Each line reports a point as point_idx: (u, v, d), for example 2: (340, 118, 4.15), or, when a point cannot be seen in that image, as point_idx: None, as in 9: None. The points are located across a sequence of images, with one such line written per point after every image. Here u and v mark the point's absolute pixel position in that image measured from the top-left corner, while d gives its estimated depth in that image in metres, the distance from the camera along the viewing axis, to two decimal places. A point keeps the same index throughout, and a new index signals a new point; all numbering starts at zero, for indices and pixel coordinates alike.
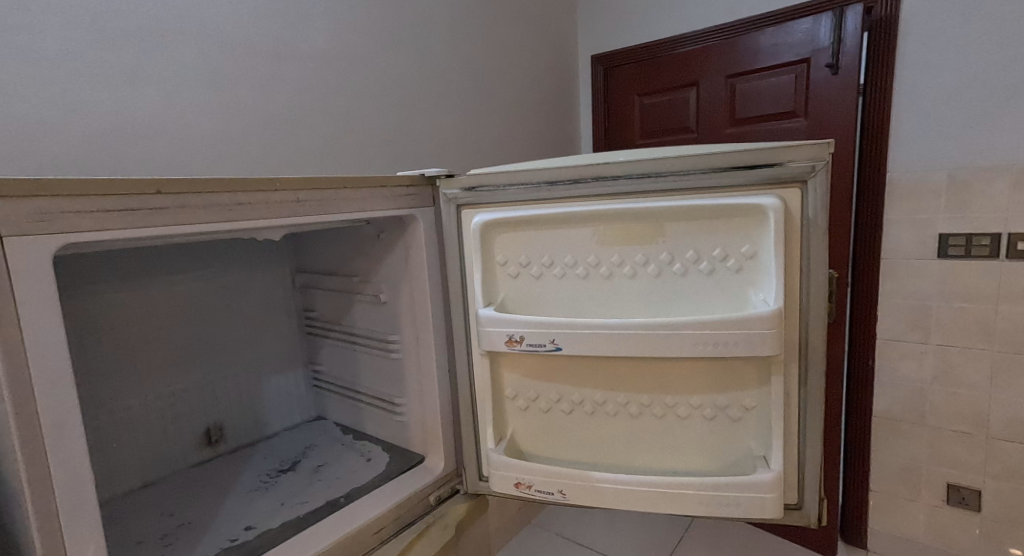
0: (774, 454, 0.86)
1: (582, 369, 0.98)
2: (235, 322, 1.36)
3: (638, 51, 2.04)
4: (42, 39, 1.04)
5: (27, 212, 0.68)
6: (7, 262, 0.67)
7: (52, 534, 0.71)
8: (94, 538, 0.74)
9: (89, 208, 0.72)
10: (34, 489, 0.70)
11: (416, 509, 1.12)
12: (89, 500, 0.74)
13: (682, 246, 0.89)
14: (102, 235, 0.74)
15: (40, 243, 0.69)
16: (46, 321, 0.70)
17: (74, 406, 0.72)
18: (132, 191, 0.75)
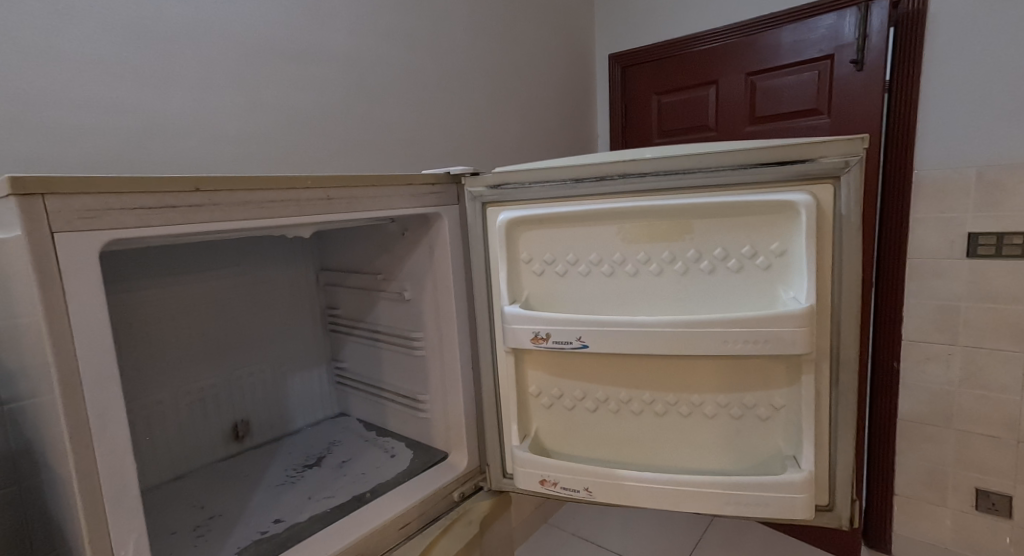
0: (805, 455, 0.85)
1: (608, 368, 0.97)
2: (262, 319, 1.38)
3: (659, 48, 2.03)
4: (78, 43, 1.07)
5: (76, 208, 0.70)
6: (57, 257, 0.69)
7: (97, 521, 0.73)
8: (137, 526, 0.76)
9: (133, 205, 0.74)
10: (80, 478, 0.72)
11: (440, 505, 1.13)
12: (131, 489, 0.75)
13: (710, 244, 0.88)
14: (145, 231, 0.76)
15: (88, 239, 0.71)
16: (92, 314, 0.72)
17: (117, 399, 0.74)
18: (172, 188, 0.77)
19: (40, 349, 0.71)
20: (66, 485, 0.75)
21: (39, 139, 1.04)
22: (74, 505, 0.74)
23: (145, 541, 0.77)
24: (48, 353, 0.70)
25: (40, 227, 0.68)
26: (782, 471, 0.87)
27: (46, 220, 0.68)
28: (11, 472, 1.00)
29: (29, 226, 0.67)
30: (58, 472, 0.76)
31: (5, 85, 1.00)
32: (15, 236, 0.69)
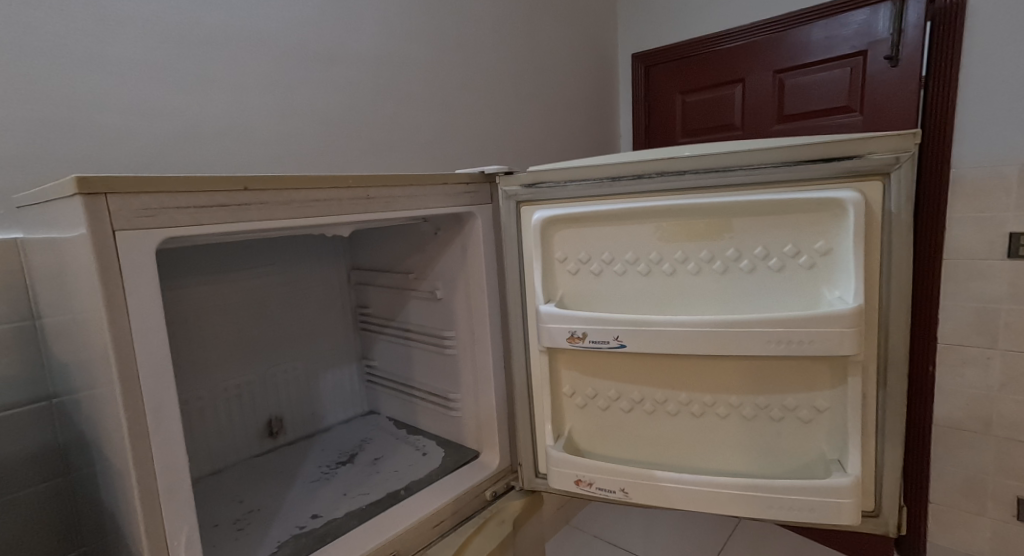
0: (851, 458, 0.83)
1: (644, 368, 0.97)
2: (296, 317, 1.40)
3: (689, 46, 2.01)
4: (124, 48, 1.10)
5: (134, 207, 0.72)
6: (118, 255, 0.71)
7: (153, 511, 0.75)
8: (189, 517, 0.78)
9: (186, 204, 0.76)
10: (139, 468, 0.74)
11: (472, 504, 1.13)
12: (183, 481, 0.77)
13: (751, 242, 0.87)
14: (198, 230, 0.78)
15: (145, 236, 0.73)
16: (147, 312, 0.74)
17: (172, 392, 0.76)
18: (222, 188, 0.79)
19: (101, 343, 0.73)
20: (123, 475, 0.77)
21: (83, 140, 1.06)
22: (131, 494, 0.76)
23: (196, 532, 0.79)
24: (109, 347, 0.72)
25: (102, 225, 0.70)
26: (826, 475, 0.85)
27: (108, 219, 0.70)
28: (61, 463, 1.05)
29: (92, 225, 0.69)
30: (115, 462, 0.78)
31: (54, 89, 1.03)
32: (79, 235, 0.71)
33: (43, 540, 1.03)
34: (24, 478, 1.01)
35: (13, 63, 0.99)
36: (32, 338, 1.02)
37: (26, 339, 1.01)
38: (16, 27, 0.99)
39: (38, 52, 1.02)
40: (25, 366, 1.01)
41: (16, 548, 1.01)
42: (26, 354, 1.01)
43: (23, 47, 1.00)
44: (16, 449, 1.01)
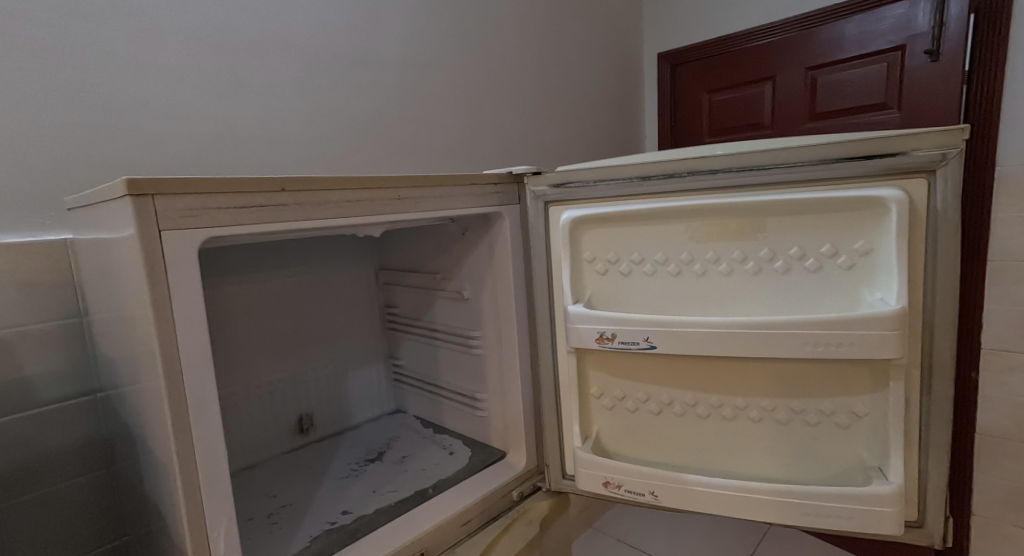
0: (892, 466, 0.81)
1: (673, 370, 0.95)
2: (326, 316, 1.42)
3: (719, 44, 1.98)
4: (166, 55, 1.12)
5: (178, 208, 0.74)
6: (164, 254, 0.73)
7: (195, 503, 0.76)
8: (227, 510, 0.79)
9: (227, 204, 0.78)
10: (181, 460, 0.75)
11: (499, 504, 1.13)
12: (223, 474, 0.79)
13: (786, 243, 0.85)
14: (237, 230, 0.79)
15: (188, 236, 0.75)
16: (190, 312, 0.75)
17: (212, 387, 0.77)
18: (260, 189, 0.80)
19: (146, 339, 0.75)
20: (166, 467, 0.79)
21: (127, 144, 1.09)
22: (174, 486, 0.78)
23: (234, 525, 0.80)
24: (154, 342, 0.74)
25: (149, 225, 0.72)
26: (866, 482, 0.83)
27: (154, 219, 0.72)
28: (106, 455, 1.08)
29: (140, 225, 0.71)
30: (159, 455, 0.80)
31: (101, 96, 1.06)
32: (126, 235, 0.73)
33: (90, 529, 1.07)
34: (71, 469, 1.05)
35: (63, 71, 1.02)
36: (79, 335, 1.05)
37: (73, 336, 1.04)
38: (63, 33, 1.02)
39: (85, 59, 1.04)
40: (73, 360, 1.04)
41: (63, 537, 1.04)
42: (73, 350, 1.04)
43: (70, 55, 1.03)
44: (63, 441, 1.04)
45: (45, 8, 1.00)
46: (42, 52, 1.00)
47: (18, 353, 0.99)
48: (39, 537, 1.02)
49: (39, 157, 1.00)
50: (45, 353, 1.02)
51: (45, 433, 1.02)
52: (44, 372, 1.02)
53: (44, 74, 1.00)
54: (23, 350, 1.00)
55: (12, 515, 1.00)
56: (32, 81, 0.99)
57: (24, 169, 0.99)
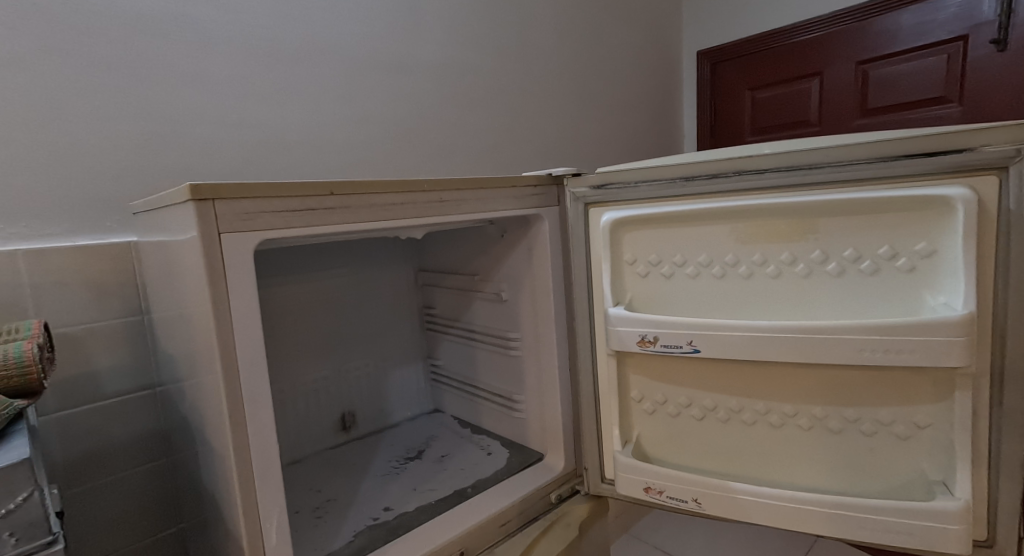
0: (959, 481, 0.77)
1: (718, 375, 0.93)
2: (367, 317, 1.44)
3: (762, 40, 1.95)
4: (220, 65, 1.15)
5: (235, 212, 0.76)
6: (222, 254, 0.75)
7: (249, 495, 0.78)
8: (279, 502, 0.81)
9: (280, 208, 0.80)
10: (237, 452, 0.77)
11: (537, 506, 1.13)
12: (274, 468, 0.80)
13: (839, 244, 0.82)
14: (288, 233, 0.81)
15: (244, 239, 0.77)
16: (245, 312, 0.77)
17: (265, 383, 0.79)
18: (311, 192, 0.82)
19: (204, 336, 0.78)
20: (222, 460, 0.81)
21: (185, 151, 1.12)
22: (229, 478, 0.79)
23: (285, 517, 0.82)
24: (212, 339, 0.76)
25: (209, 227, 0.74)
26: (930, 497, 0.79)
27: (214, 222, 0.74)
28: (162, 446, 1.12)
29: (202, 228, 0.73)
30: (215, 447, 0.83)
31: (162, 105, 1.09)
32: (189, 237, 0.76)
33: (148, 518, 1.11)
34: (131, 458, 1.09)
35: (127, 81, 1.05)
36: (139, 331, 1.09)
37: (134, 332, 1.08)
38: (130, 49, 1.06)
39: (150, 74, 1.08)
40: (133, 356, 1.08)
41: (123, 524, 1.08)
42: (134, 345, 1.08)
43: (134, 67, 1.06)
44: (123, 432, 1.08)
45: (115, 26, 1.04)
46: (111, 68, 1.04)
47: (86, 348, 1.03)
48: (100, 523, 1.06)
49: (104, 163, 1.04)
50: (111, 349, 1.06)
51: (109, 424, 1.06)
52: (110, 367, 1.06)
53: (113, 88, 1.04)
54: (90, 345, 1.04)
55: (77, 503, 1.03)
56: (102, 96, 1.03)
57: (90, 174, 1.03)
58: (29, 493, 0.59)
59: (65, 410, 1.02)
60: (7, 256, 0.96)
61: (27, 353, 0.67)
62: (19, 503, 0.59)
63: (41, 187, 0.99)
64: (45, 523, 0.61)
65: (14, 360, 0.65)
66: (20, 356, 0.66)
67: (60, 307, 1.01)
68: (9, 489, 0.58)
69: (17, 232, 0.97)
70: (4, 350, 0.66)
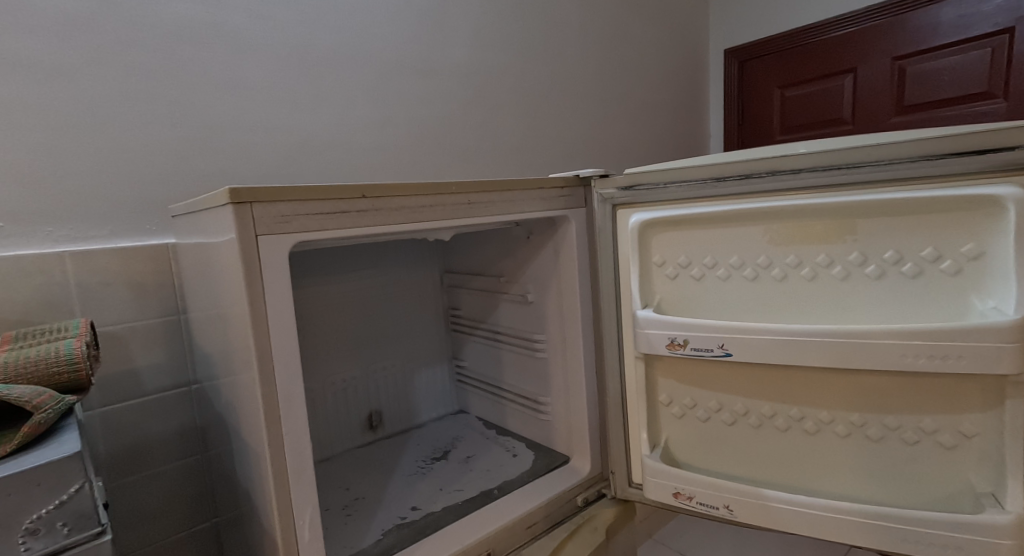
0: (1009, 493, 0.72)
1: (750, 379, 0.91)
2: (394, 318, 1.45)
3: (794, 37, 1.91)
4: (253, 70, 1.17)
5: (272, 215, 0.76)
6: (259, 257, 0.75)
7: (284, 492, 0.79)
8: (312, 500, 0.82)
9: (315, 211, 0.80)
10: (272, 450, 0.78)
11: (564, 509, 1.12)
12: (308, 466, 0.81)
13: (879, 245, 0.80)
14: (322, 236, 0.81)
15: (280, 242, 0.77)
16: (282, 314, 0.78)
17: (299, 383, 0.80)
18: (344, 195, 0.82)
19: (241, 336, 0.79)
20: (257, 457, 0.82)
21: (221, 155, 1.14)
22: (264, 475, 0.80)
23: (317, 514, 0.83)
24: (248, 338, 0.77)
25: (248, 230, 0.75)
26: (979, 510, 0.75)
27: (252, 224, 0.75)
28: (198, 441, 1.14)
29: (240, 230, 0.74)
30: (251, 445, 0.84)
31: (199, 110, 1.11)
32: (227, 240, 0.77)
33: (184, 512, 1.13)
34: (168, 454, 1.11)
35: (166, 86, 1.07)
36: (177, 330, 1.11)
37: (172, 331, 1.10)
38: (172, 56, 1.08)
39: (190, 81, 1.10)
40: (170, 355, 1.10)
41: (161, 517, 1.10)
42: (172, 344, 1.10)
43: (172, 73, 1.08)
44: (161, 428, 1.10)
45: (155, 33, 1.06)
46: (152, 75, 1.06)
47: (128, 347, 1.06)
48: (140, 516, 1.08)
49: (143, 167, 1.06)
50: (150, 346, 1.08)
51: (148, 420, 1.08)
52: (150, 364, 1.08)
53: (154, 95, 1.06)
54: (131, 344, 1.06)
55: (118, 496, 1.06)
56: (143, 101, 1.05)
57: (132, 177, 1.05)
58: (80, 484, 0.57)
59: (108, 406, 1.04)
60: (54, 257, 0.99)
61: (77, 351, 0.68)
62: (71, 495, 0.57)
63: (85, 190, 1.01)
64: (96, 514, 0.59)
65: (64, 358, 0.67)
66: (70, 354, 0.67)
67: (103, 306, 1.03)
68: (59, 481, 0.56)
69: (63, 234, 1.00)
70: (54, 348, 0.68)
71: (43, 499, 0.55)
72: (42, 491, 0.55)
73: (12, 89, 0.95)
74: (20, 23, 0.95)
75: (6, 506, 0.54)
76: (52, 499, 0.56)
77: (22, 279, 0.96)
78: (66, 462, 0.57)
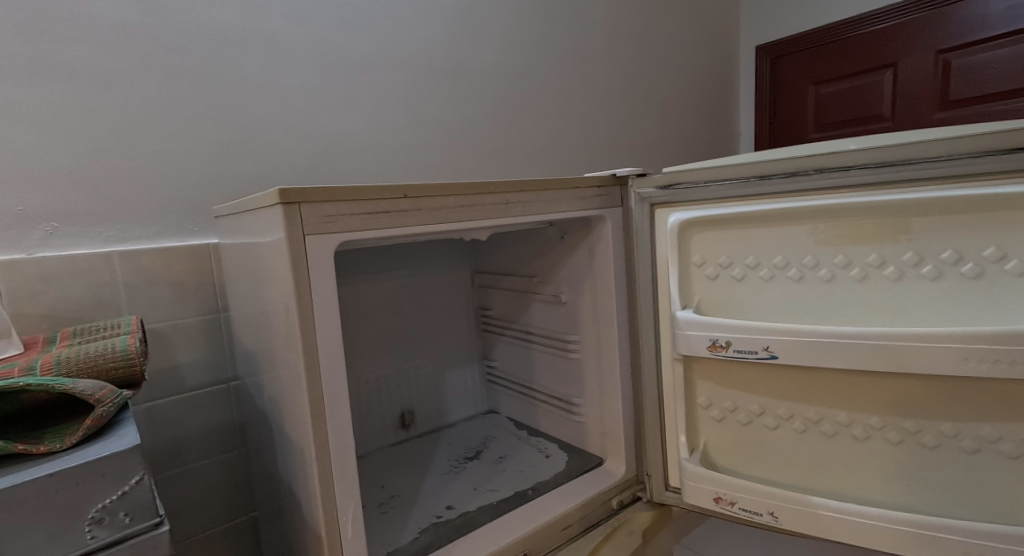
0: None
1: (794, 383, 0.89)
2: (427, 317, 1.46)
3: (831, 32, 1.87)
4: (287, 75, 1.18)
5: (318, 215, 0.77)
6: (306, 256, 0.76)
7: (328, 488, 0.80)
8: (355, 496, 0.82)
9: (358, 211, 0.81)
10: (316, 446, 0.78)
11: (599, 512, 1.11)
12: (351, 462, 0.82)
13: (936, 245, 0.77)
14: (366, 235, 0.82)
15: (326, 241, 0.78)
16: (326, 312, 0.78)
17: (342, 380, 0.80)
18: (387, 195, 0.83)
19: (286, 334, 0.80)
20: (301, 453, 0.82)
21: (259, 159, 1.15)
22: (309, 471, 0.81)
23: (360, 511, 0.83)
24: (294, 335, 0.78)
25: (295, 230, 0.75)
26: None
27: (299, 224, 0.76)
28: (238, 437, 1.16)
29: (289, 230, 0.75)
30: (294, 441, 0.85)
31: (239, 113, 1.13)
32: (273, 240, 0.78)
33: (223, 506, 1.15)
34: (210, 449, 1.13)
35: (208, 91, 1.10)
36: (217, 329, 1.13)
37: (213, 330, 1.13)
38: (216, 63, 1.10)
39: (230, 86, 1.12)
40: (212, 353, 1.13)
41: (201, 510, 1.12)
42: (213, 342, 1.13)
43: (213, 78, 1.10)
44: (202, 424, 1.12)
45: (196, 40, 1.08)
46: (194, 80, 1.08)
47: (172, 345, 1.08)
48: (182, 508, 1.10)
49: (188, 170, 1.09)
50: (193, 344, 1.11)
51: (190, 415, 1.11)
52: (193, 362, 1.11)
53: (197, 101, 1.09)
54: (175, 342, 1.09)
55: (161, 488, 1.08)
56: (186, 105, 1.08)
57: (175, 180, 1.08)
58: (140, 476, 0.58)
59: (153, 402, 1.07)
60: (103, 257, 1.01)
61: (132, 347, 0.69)
62: (132, 486, 0.58)
63: (133, 192, 1.04)
64: (154, 505, 0.60)
65: (120, 354, 0.68)
66: (125, 350, 0.69)
67: (149, 305, 1.06)
68: (121, 472, 0.57)
69: (112, 235, 1.03)
70: (111, 344, 0.69)
71: (107, 490, 0.57)
72: (106, 480, 0.57)
73: (65, 96, 0.98)
74: (73, 34, 0.98)
75: (71, 497, 0.55)
76: (114, 490, 0.57)
77: (74, 278, 0.99)
78: (127, 454, 0.58)
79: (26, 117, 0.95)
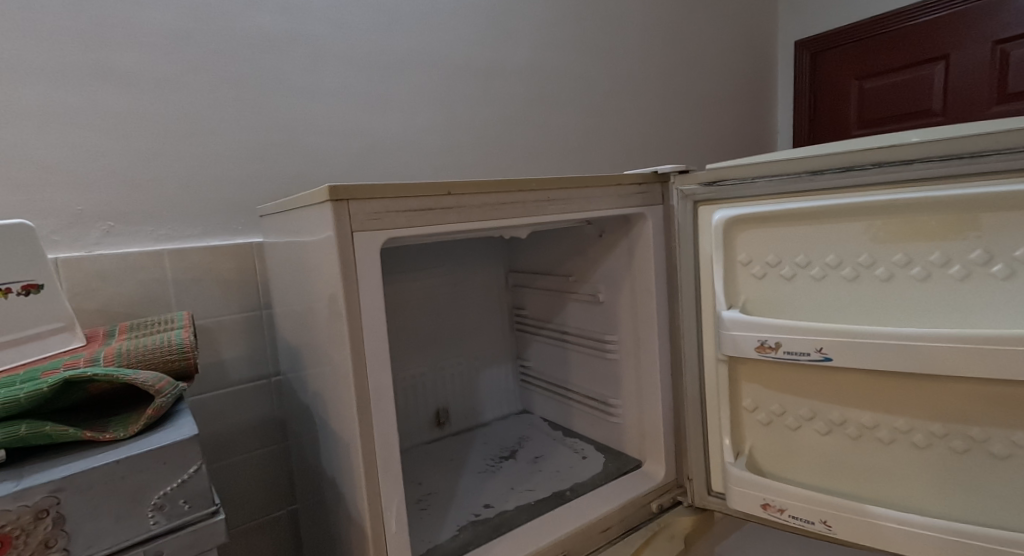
0: None
1: (847, 387, 0.85)
2: (462, 316, 1.45)
3: (878, 23, 1.80)
4: (325, 77, 1.19)
5: (365, 212, 0.77)
6: (354, 253, 0.76)
7: (373, 482, 0.79)
8: (398, 491, 0.82)
9: (403, 208, 0.80)
10: (361, 441, 0.78)
11: (639, 515, 1.08)
12: (395, 457, 0.81)
13: (1007, 242, 0.72)
14: (411, 232, 0.81)
15: (372, 238, 0.78)
16: (371, 308, 0.78)
17: (387, 375, 0.80)
18: (432, 192, 0.82)
19: (332, 330, 0.80)
20: (346, 448, 0.83)
21: (298, 161, 1.16)
22: (354, 466, 0.81)
23: (403, 506, 0.83)
24: (339, 331, 0.78)
25: (343, 227, 0.75)
26: None
27: (347, 221, 0.76)
28: (278, 432, 1.17)
29: (337, 227, 0.75)
30: (338, 436, 0.85)
31: (280, 114, 1.14)
32: (319, 237, 0.78)
33: (263, 499, 1.16)
34: (252, 443, 1.14)
35: (250, 94, 1.11)
36: (259, 326, 1.15)
37: (254, 327, 1.14)
38: (256, 67, 1.11)
39: (270, 90, 1.13)
40: (254, 349, 1.14)
41: (242, 502, 1.14)
42: (254, 339, 1.14)
43: (255, 81, 1.11)
44: (244, 418, 1.14)
45: (240, 44, 1.09)
46: (238, 84, 1.10)
47: (216, 342, 1.10)
48: (225, 501, 1.12)
49: (232, 170, 1.10)
50: (235, 341, 1.12)
51: (234, 410, 1.12)
52: (235, 358, 1.12)
53: (241, 104, 1.10)
54: (219, 338, 1.10)
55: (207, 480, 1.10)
56: (230, 108, 1.09)
57: (219, 180, 1.09)
58: (198, 465, 0.59)
59: (199, 396, 1.09)
60: (153, 256, 1.04)
61: (186, 341, 0.71)
62: (190, 474, 0.59)
63: (182, 191, 1.06)
64: (212, 494, 0.61)
65: (175, 347, 0.69)
66: (180, 343, 0.70)
67: (195, 302, 1.08)
68: (179, 461, 0.58)
69: (162, 234, 1.05)
70: (165, 338, 0.70)
71: (167, 477, 0.57)
72: (166, 468, 0.57)
73: (118, 101, 1.00)
74: (124, 41, 1.00)
75: (133, 485, 0.56)
76: (176, 477, 0.58)
77: (126, 276, 1.02)
78: (186, 443, 0.58)
79: (81, 121, 0.98)
